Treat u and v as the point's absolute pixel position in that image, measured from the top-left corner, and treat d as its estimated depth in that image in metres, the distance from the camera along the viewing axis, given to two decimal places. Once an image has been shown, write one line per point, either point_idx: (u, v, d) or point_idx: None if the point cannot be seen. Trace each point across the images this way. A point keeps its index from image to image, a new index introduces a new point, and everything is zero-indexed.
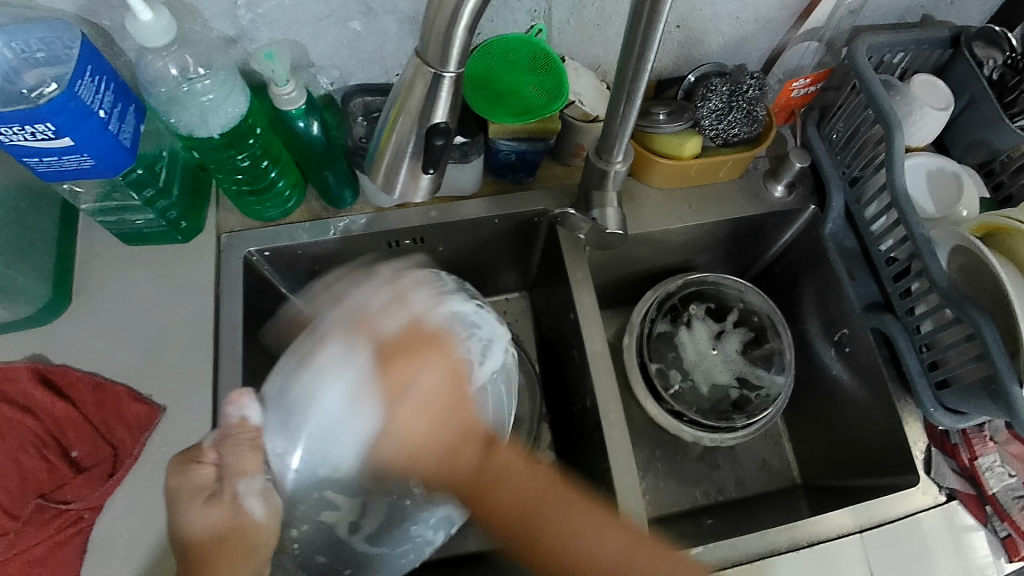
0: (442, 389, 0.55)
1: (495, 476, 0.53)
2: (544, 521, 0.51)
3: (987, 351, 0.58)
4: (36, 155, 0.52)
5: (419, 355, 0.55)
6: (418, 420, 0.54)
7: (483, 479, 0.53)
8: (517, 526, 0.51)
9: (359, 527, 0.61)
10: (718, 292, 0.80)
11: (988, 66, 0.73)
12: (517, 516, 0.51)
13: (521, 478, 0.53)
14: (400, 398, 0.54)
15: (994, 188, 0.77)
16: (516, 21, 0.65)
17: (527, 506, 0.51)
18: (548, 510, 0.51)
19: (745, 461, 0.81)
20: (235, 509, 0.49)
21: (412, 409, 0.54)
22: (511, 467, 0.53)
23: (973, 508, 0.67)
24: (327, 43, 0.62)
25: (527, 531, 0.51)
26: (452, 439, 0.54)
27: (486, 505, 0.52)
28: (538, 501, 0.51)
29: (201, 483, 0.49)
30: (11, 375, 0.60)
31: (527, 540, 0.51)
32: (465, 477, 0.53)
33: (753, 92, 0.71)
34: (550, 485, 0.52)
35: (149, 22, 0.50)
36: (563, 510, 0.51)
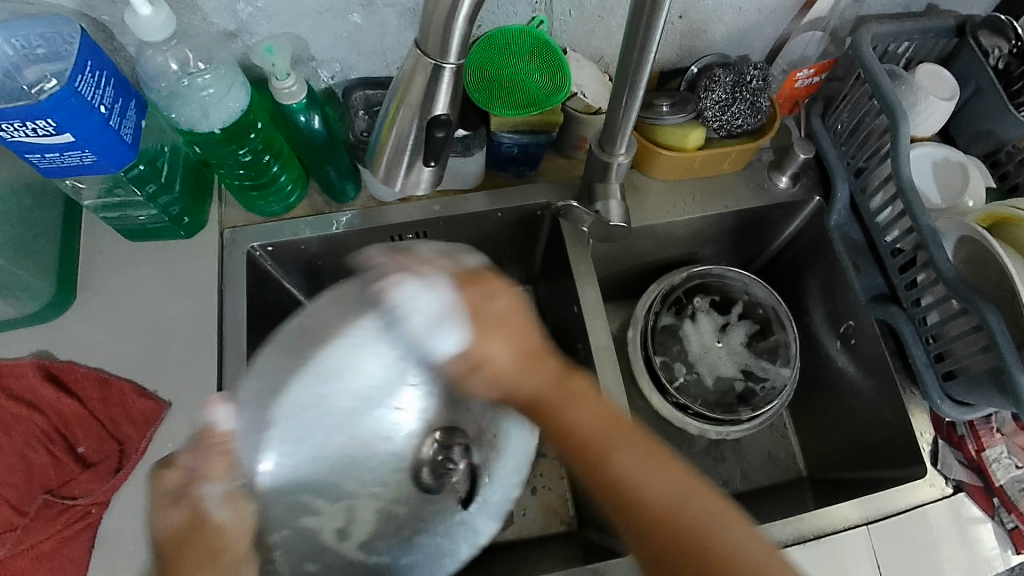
0: (509, 325, 0.50)
1: (567, 401, 0.49)
2: (613, 452, 0.46)
3: (994, 342, 0.58)
4: (38, 152, 0.53)
5: (493, 285, 0.50)
6: (499, 350, 0.49)
7: (547, 395, 0.49)
8: (590, 451, 0.47)
9: (350, 533, 0.52)
10: (723, 285, 0.80)
11: (994, 55, 0.72)
12: (587, 447, 0.47)
13: (589, 404, 0.49)
14: (480, 317, 0.49)
15: (1000, 178, 0.77)
16: (517, 12, 0.65)
17: (598, 433, 0.47)
18: (619, 441, 0.47)
19: (750, 453, 0.81)
20: (195, 510, 0.44)
21: (490, 327, 0.49)
22: (583, 396, 0.49)
23: (979, 500, 0.66)
24: (328, 36, 0.62)
25: (589, 450, 0.47)
26: (523, 366, 0.49)
27: (557, 424, 0.48)
28: (602, 430, 0.47)
29: (168, 486, 0.45)
30: (18, 372, 0.61)
31: (591, 461, 0.47)
32: (534, 391, 0.49)
33: (756, 82, 0.71)
34: (619, 425, 0.48)
35: (148, 16, 0.50)
36: (630, 443, 0.47)
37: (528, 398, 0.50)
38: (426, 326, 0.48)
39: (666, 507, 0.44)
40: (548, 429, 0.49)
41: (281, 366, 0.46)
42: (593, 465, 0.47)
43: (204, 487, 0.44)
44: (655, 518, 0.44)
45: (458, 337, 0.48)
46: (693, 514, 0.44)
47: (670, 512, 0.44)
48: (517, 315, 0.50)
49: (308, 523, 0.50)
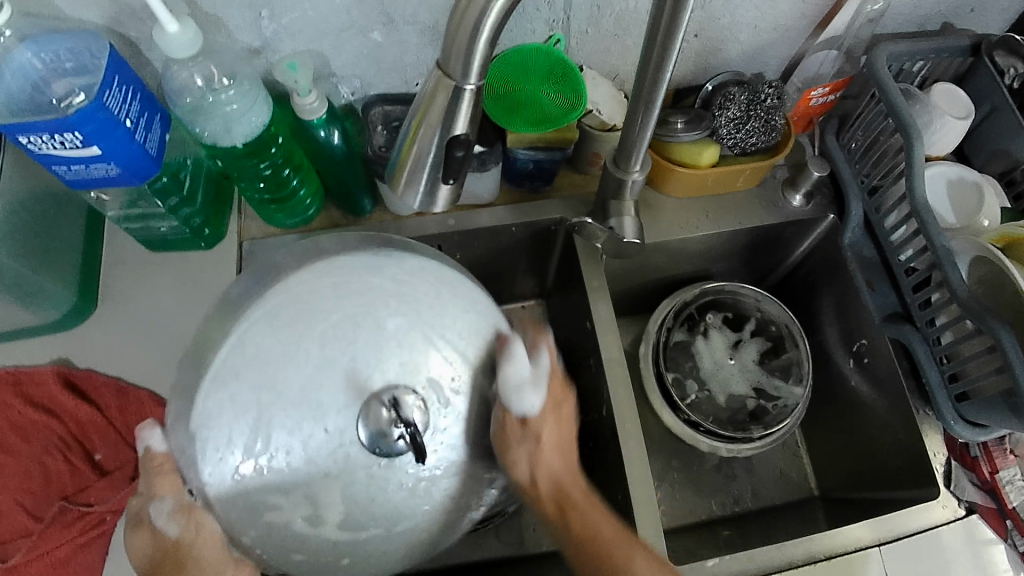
0: (564, 423, 0.55)
1: (585, 501, 0.54)
2: (622, 555, 0.51)
3: (1009, 364, 0.58)
4: (64, 164, 0.54)
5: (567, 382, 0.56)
6: (552, 436, 0.54)
7: (575, 496, 0.54)
8: (599, 551, 0.51)
9: (322, 517, 0.44)
10: (736, 301, 0.80)
11: (1010, 74, 0.72)
12: (597, 547, 0.52)
13: (608, 513, 0.54)
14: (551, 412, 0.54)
15: (1014, 198, 0.76)
16: (535, 31, 0.66)
17: (609, 537, 0.52)
18: (628, 547, 0.52)
19: (762, 471, 0.81)
20: (151, 529, 0.48)
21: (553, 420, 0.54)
22: (602, 504, 0.54)
23: (992, 522, 0.66)
24: (348, 53, 0.63)
25: (606, 557, 0.51)
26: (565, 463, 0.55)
27: (572, 522, 0.53)
28: (619, 538, 0.52)
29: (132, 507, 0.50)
30: (37, 378, 0.61)
31: (609, 566, 0.51)
32: (563, 491, 0.54)
33: (770, 101, 0.72)
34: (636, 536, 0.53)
35: (176, 34, 0.51)
36: (636, 550, 0.51)
37: (555, 491, 0.54)
38: (518, 382, 0.50)
39: None
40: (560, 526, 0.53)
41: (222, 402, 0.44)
42: (611, 573, 0.51)
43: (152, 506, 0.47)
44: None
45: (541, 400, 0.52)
46: None
47: None
48: (573, 416, 0.56)
49: (274, 516, 0.44)
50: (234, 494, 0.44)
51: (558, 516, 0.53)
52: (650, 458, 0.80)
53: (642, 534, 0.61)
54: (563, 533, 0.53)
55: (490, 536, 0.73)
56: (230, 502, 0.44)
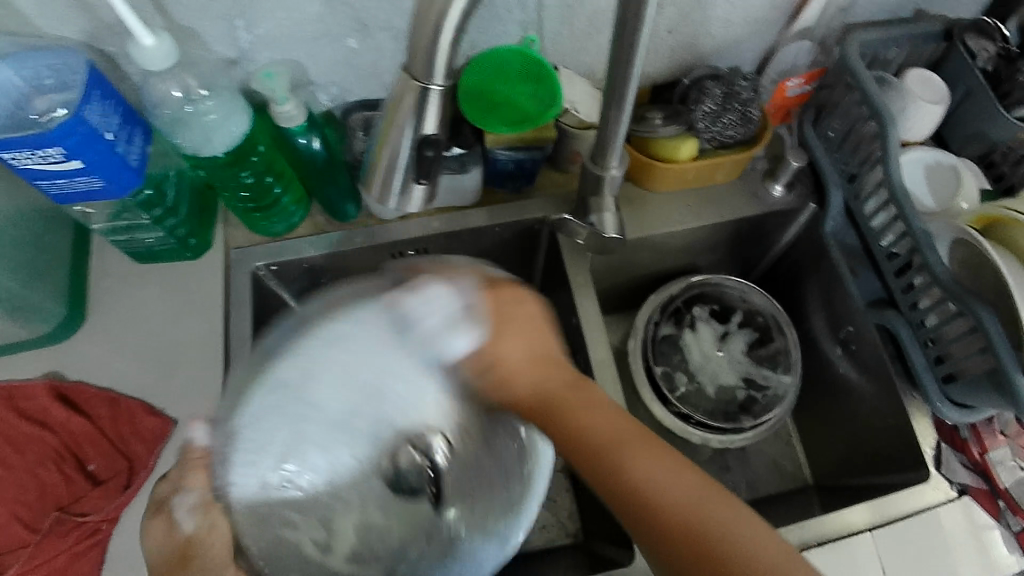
0: (530, 329, 0.53)
1: (574, 399, 0.50)
2: (621, 451, 0.47)
3: (991, 343, 0.58)
4: (47, 178, 0.55)
5: (520, 298, 0.54)
6: (519, 347, 0.52)
7: (558, 399, 0.50)
8: (592, 450, 0.47)
9: (333, 545, 0.48)
10: (721, 293, 0.81)
11: (982, 57, 0.73)
12: (589, 447, 0.47)
13: (599, 410, 0.49)
14: (502, 330, 0.52)
15: (995, 179, 0.77)
16: (508, 32, 0.67)
17: (604, 433, 0.48)
18: (625, 444, 0.47)
19: (755, 463, 0.81)
20: (169, 518, 0.48)
21: (517, 339, 0.52)
22: (597, 400, 0.50)
23: (984, 502, 0.67)
24: (326, 61, 0.64)
25: (600, 456, 0.47)
26: (539, 361, 0.52)
27: (558, 421, 0.49)
28: (616, 434, 0.48)
29: (159, 494, 0.49)
30: (28, 393, 0.62)
31: (597, 460, 0.47)
32: (547, 395, 0.50)
33: (745, 94, 0.73)
34: (637, 428, 0.48)
35: (152, 47, 0.52)
36: (637, 442, 0.47)
37: (530, 401, 0.51)
38: (452, 317, 0.51)
39: (678, 505, 0.44)
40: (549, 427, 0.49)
41: (270, 404, 0.46)
42: (604, 468, 0.46)
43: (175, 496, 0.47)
44: (665, 511, 0.44)
45: (469, 339, 0.51)
46: (703, 511, 0.43)
47: (682, 510, 0.44)
48: (538, 332, 0.54)
49: (288, 533, 0.47)
50: (258, 501, 0.46)
51: (549, 420, 0.50)
52: None
53: None
54: (554, 433, 0.49)
55: None
56: (249, 511, 0.46)
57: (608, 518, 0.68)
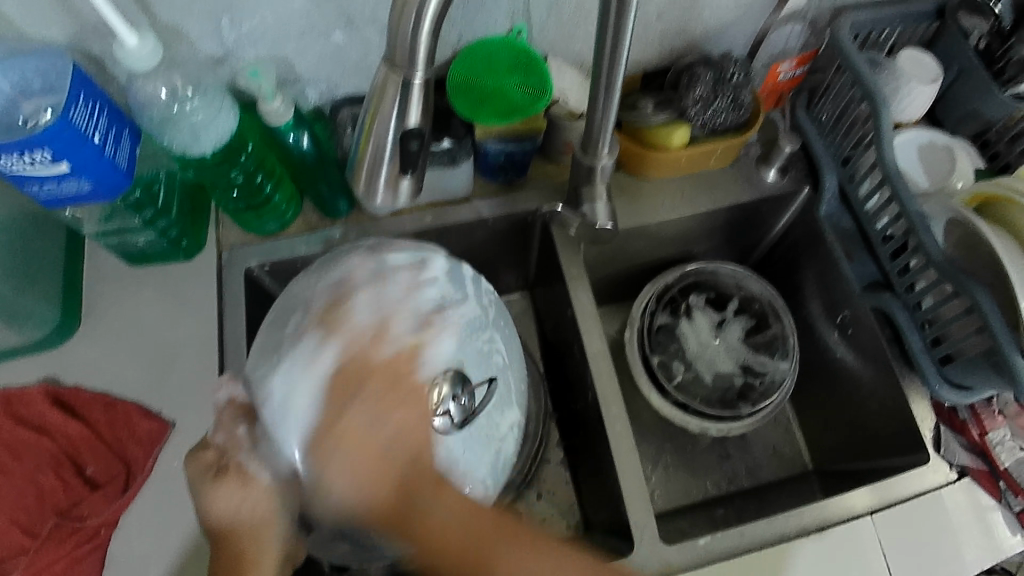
0: (393, 392, 0.52)
1: (433, 518, 0.50)
2: (490, 556, 0.51)
3: (986, 322, 0.58)
4: (36, 182, 0.54)
5: (370, 381, 0.52)
6: (340, 474, 0.50)
7: (406, 503, 0.50)
8: (462, 561, 0.50)
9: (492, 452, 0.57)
10: (716, 281, 0.81)
11: (975, 36, 0.73)
12: (438, 551, 0.50)
13: (460, 523, 0.51)
14: (337, 441, 0.51)
15: (989, 159, 0.77)
16: (495, 22, 0.66)
17: (454, 525, 0.50)
18: (486, 543, 0.51)
19: (755, 449, 0.82)
20: (241, 476, 0.53)
21: (340, 451, 0.51)
22: (450, 492, 0.51)
23: (986, 485, 0.66)
24: (312, 56, 0.64)
25: (468, 565, 0.50)
26: (390, 478, 0.50)
27: (412, 525, 0.50)
28: (484, 528, 0.51)
29: (208, 462, 0.54)
30: (26, 398, 0.62)
31: (469, 568, 0.50)
32: (395, 508, 0.50)
33: (736, 79, 0.72)
34: (500, 523, 0.53)
35: (135, 47, 0.52)
36: (505, 539, 0.52)
37: (382, 512, 0.50)
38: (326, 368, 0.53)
39: None
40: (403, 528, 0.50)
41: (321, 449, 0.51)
42: (478, 573, 0.50)
43: (241, 455, 0.54)
44: None
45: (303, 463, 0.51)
46: None
47: None
48: (391, 441, 0.51)
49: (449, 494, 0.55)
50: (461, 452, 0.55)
51: (399, 521, 0.50)
52: (643, 441, 0.81)
53: (633, 516, 0.63)
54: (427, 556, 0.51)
55: None
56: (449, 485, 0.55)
57: (607, 506, 0.68)
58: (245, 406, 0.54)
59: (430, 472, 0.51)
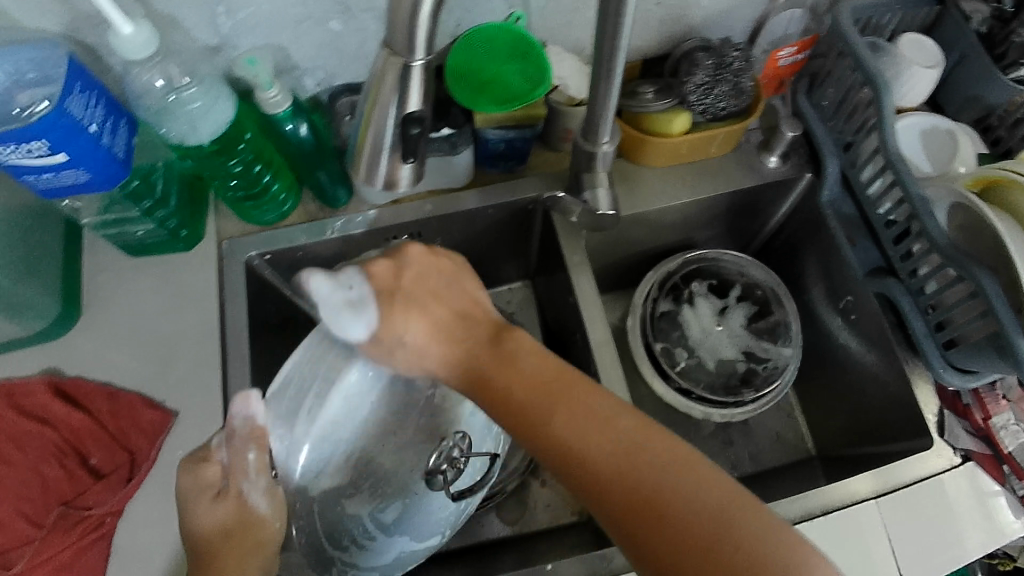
0: (429, 276, 0.55)
1: (500, 356, 0.51)
2: (555, 395, 0.48)
3: (990, 305, 0.57)
4: (33, 173, 0.54)
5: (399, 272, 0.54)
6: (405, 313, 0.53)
7: (477, 352, 0.52)
8: (525, 406, 0.49)
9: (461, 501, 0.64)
10: (718, 268, 0.81)
11: (976, 19, 0.72)
12: (527, 398, 0.49)
13: (514, 372, 0.50)
14: (390, 286, 0.53)
15: (992, 143, 0.76)
16: (494, 9, 0.66)
17: (532, 380, 0.49)
18: (560, 389, 0.49)
19: (758, 436, 0.82)
20: (241, 504, 0.52)
21: (391, 298, 0.53)
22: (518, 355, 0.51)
23: (989, 468, 0.66)
24: (310, 44, 0.63)
25: (526, 413, 0.49)
26: (441, 320, 0.54)
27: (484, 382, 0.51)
28: (558, 383, 0.49)
29: (209, 480, 0.52)
30: (27, 390, 0.62)
31: (524, 418, 0.49)
32: (474, 365, 0.52)
33: (738, 64, 0.71)
34: (564, 378, 0.49)
35: (130, 35, 0.52)
36: (573, 389, 0.49)
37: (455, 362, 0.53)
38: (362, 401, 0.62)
39: (613, 463, 0.45)
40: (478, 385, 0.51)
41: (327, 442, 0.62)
42: (545, 430, 0.47)
43: (245, 483, 0.52)
44: (605, 467, 0.45)
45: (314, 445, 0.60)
46: (673, 502, 0.43)
47: (619, 455, 0.45)
48: (440, 295, 0.54)
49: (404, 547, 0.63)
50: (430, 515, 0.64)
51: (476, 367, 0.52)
52: None
53: None
54: (492, 399, 0.50)
55: (490, 516, 0.73)
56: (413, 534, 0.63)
57: None
58: (259, 430, 0.52)
59: (489, 322, 0.54)
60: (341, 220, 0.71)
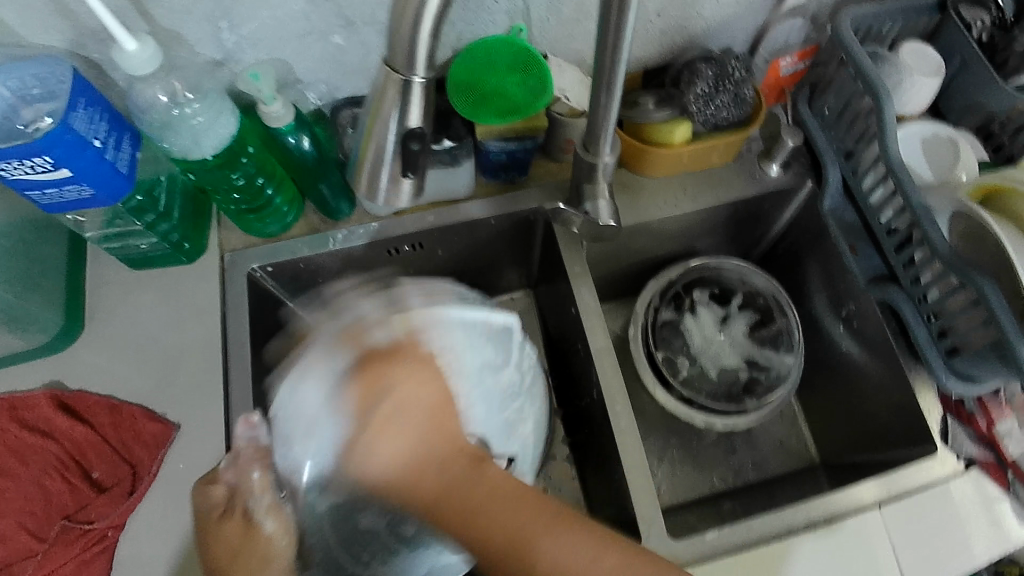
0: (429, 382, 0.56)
1: (479, 491, 0.51)
2: (530, 540, 0.48)
3: (993, 316, 0.57)
4: (37, 188, 0.54)
5: (409, 364, 0.55)
6: (387, 446, 0.53)
7: (450, 491, 0.52)
8: (504, 553, 0.48)
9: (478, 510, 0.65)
10: (719, 277, 0.80)
11: (977, 27, 0.72)
12: (505, 541, 0.48)
13: (504, 499, 0.51)
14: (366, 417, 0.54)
15: (994, 150, 0.76)
16: (495, 21, 0.66)
17: (504, 529, 0.49)
18: (534, 525, 0.49)
19: (762, 444, 0.81)
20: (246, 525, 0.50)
21: (378, 429, 0.54)
22: (485, 472, 0.53)
23: (994, 475, 0.66)
24: (312, 58, 0.64)
25: (508, 562, 0.48)
26: (422, 442, 0.54)
27: (455, 517, 0.50)
28: (529, 518, 0.49)
29: (216, 500, 0.51)
30: (31, 403, 0.62)
31: (509, 553, 0.48)
32: (432, 497, 0.52)
33: (738, 74, 0.72)
34: (534, 506, 0.50)
35: (135, 51, 0.52)
36: (548, 517, 0.50)
37: (426, 500, 0.52)
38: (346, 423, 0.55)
39: None
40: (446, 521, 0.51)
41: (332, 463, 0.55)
42: (528, 569, 0.48)
43: (250, 501, 0.51)
44: None
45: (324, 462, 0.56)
46: None
47: None
48: (428, 406, 0.55)
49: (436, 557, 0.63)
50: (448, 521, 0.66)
51: (449, 510, 0.51)
52: (649, 437, 0.80)
53: (640, 513, 0.63)
54: (469, 542, 0.49)
55: None
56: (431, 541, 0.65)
57: (613, 504, 0.68)
58: (263, 451, 0.53)
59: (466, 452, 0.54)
60: (342, 232, 0.71)
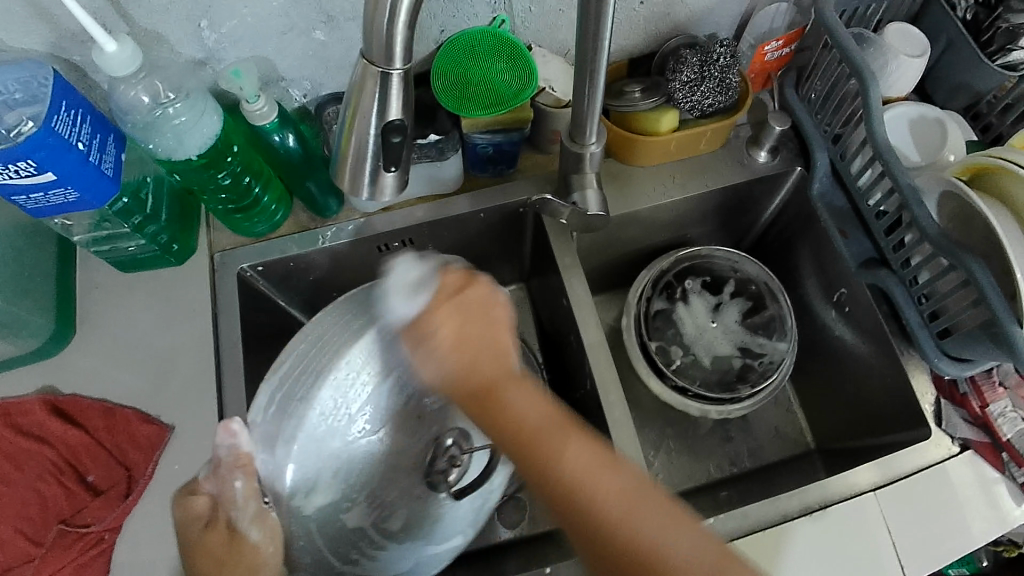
0: (474, 311, 0.51)
1: (522, 399, 0.48)
2: (557, 445, 0.45)
3: (984, 296, 0.57)
4: (23, 193, 0.54)
5: (459, 285, 0.52)
6: (439, 341, 0.50)
7: (490, 387, 0.48)
8: (531, 450, 0.45)
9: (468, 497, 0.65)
10: (710, 265, 0.80)
11: (961, 7, 0.72)
12: (526, 442, 0.46)
13: (538, 408, 0.47)
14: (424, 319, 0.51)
15: (982, 131, 0.76)
16: (478, 14, 0.66)
17: (538, 427, 0.46)
18: (563, 434, 0.46)
19: (757, 430, 0.81)
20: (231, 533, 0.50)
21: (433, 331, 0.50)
22: (525, 390, 0.48)
23: (989, 457, 0.66)
24: (294, 55, 0.63)
25: (535, 455, 0.45)
26: (473, 347, 0.50)
27: (497, 407, 0.47)
28: (565, 428, 0.46)
29: (199, 512, 0.52)
30: (25, 408, 0.62)
31: (535, 454, 0.45)
32: (471, 388, 0.48)
33: (723, 60, 0.70)
34: (569, 427, 0.46)
35: (114, 52, 0.52)
36: (581, 435, 0.46)
37: (464, 390, 0.49)
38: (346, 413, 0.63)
39: (608, 510, 0.43)
40: (487, 414, 0.48)
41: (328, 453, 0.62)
42: (550, 466, 0.44)
43: (234, 511, 0.51)
44: (601, 511, 0.43)
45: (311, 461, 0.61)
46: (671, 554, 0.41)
47: (611, 513, 0.43)
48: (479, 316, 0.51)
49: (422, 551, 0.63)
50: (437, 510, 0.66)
51: (492, 405, 0.48)
52: (645, 427, 0.81)
53: None
54: (504, 435, 0.47)
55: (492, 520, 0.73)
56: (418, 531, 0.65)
57: None
58: (245, 458, 0.53)
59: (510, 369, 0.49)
60: (332, 228, 0.71)
